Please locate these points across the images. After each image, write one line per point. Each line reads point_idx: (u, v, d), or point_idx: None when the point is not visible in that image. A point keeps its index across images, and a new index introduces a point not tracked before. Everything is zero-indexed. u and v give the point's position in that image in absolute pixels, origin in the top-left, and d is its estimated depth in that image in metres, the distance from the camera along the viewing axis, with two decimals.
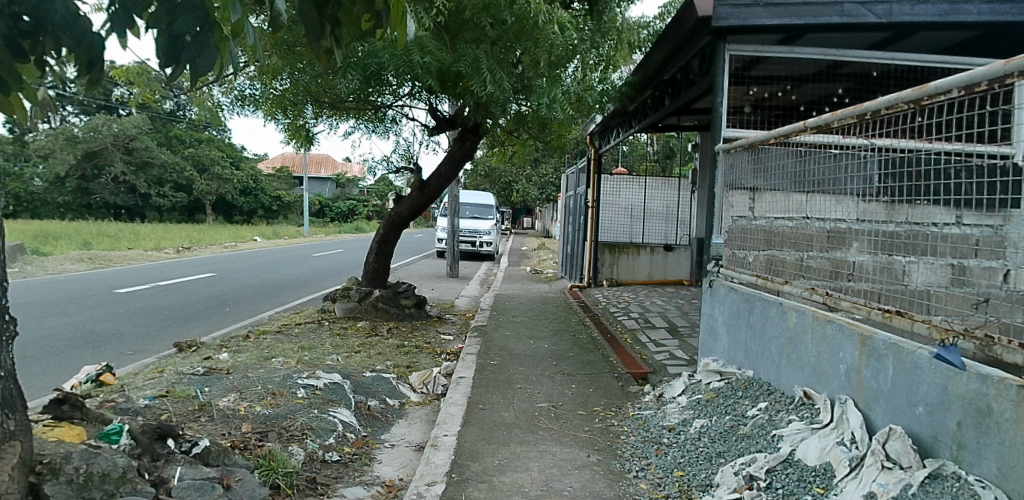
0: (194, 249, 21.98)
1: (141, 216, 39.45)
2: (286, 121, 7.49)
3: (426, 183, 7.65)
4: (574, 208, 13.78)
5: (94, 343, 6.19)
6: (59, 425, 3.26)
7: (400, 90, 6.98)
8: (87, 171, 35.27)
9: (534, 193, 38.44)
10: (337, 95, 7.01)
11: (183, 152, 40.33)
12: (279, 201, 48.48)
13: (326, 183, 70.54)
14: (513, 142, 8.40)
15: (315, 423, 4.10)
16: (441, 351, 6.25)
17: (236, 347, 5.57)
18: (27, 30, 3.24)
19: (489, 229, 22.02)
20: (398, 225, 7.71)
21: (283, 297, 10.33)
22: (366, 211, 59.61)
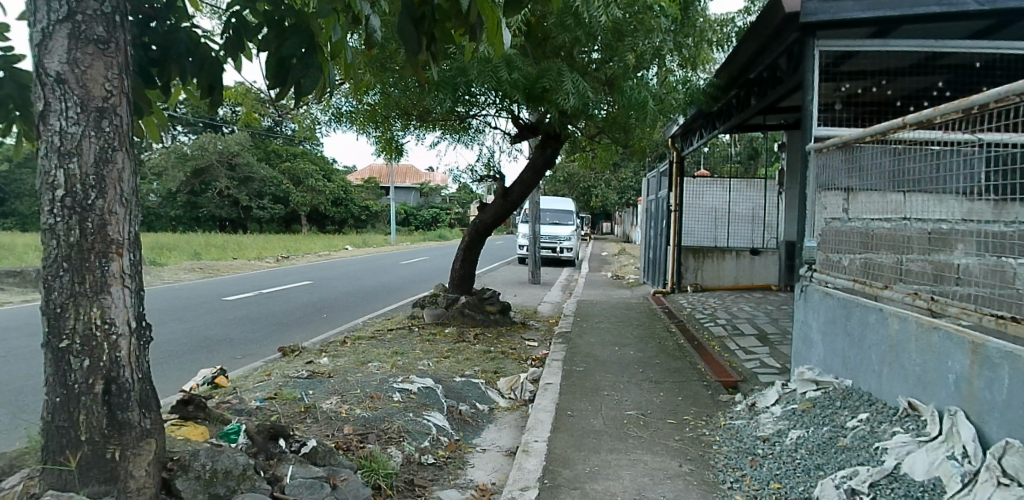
0: (292, 258, 23.23)
1: (239, 227, 42.11)
2: (377, 134, 7.80)
3: (509, 190, 7.77)
4: (655, 212, 13.58)
5: (210, 347, 6.66)
6: (186, 424, 3.55)
7: (484, 100, 7.12)
8: (195, 186, 38.02)
9: (613, 197, 38.16)
10: (425, 107, 7.20)
11: (279, 167, 42.84)
12: (368, 211, 50.24)
13: (409, 193, 72.99)
14: (595, 147, 8.40)
15: (411, 426, 4.21)
16: (527, 357, 6.29)
17: (335, 352, 5.81)
18: (155, 57, 3.54)
19: (570, 235, 22.03)
20: (481, 233, 7.85)
21: (376, 303, 10.72)
22: (448, 219, 61.00)
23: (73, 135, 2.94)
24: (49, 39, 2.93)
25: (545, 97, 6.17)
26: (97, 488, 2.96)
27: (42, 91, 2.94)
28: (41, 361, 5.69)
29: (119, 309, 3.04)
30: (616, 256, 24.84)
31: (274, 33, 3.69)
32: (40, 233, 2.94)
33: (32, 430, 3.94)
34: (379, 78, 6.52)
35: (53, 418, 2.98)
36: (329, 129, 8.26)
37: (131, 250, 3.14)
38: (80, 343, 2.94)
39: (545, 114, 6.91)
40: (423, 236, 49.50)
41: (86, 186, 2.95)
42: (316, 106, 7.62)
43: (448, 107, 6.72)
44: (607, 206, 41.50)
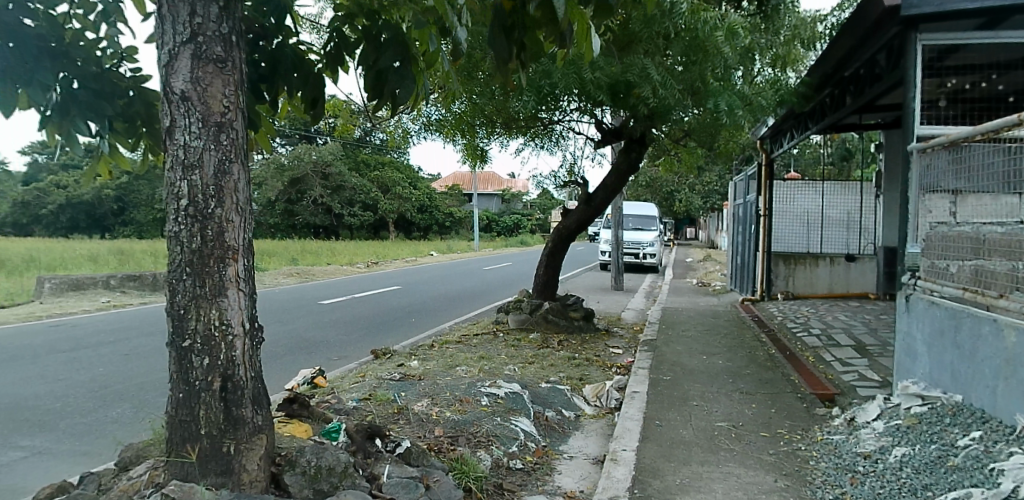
0: (382, 263, 24.12)
1: (329, 234, 44.06)
2: (463, 142, 7.92)
3: (592, 196, 7.76)
4: (743, 217, 13.15)
5: (309, 348, 6.97)
6: (291, 421, 3.72)
7: (568, 105, 7.14)
8: (293, 195, 40.16)
9: (697, 202, 37.21)
10: (509, 114, 7.27)
11: (368, 175, 44.45)
12: (452, 218, 51.21)
13: (490, 200, 74.08)
14: (680, 150, 8.23)
15: (499, 431, 4.24)
16: (612, 364, 6.22)
17: (424, 355, 5.95)
18: (264, 73, 3.72)
19: (653, 241, 21.71)
20: (565, 238, 7.87)
21: (460, 308, 10.91)
22: (529, 225, 61.40)
23: (195, 149, 3.14)
24: (174, 60, 3.15)
25: (630, 94, 6.15)
26: (214, 480, 3.13)
27: (169, 108, 3.16)
28: (160, 358, 6.12)
29: (235, 311, 3.20)
30: (701, 263, 24.14)
31: (371, 48, 3.82)
32: (166, 241, 3.17)
33: (156, 422, 4.24)
34: (466, 87, 6.63)
35: (177, 412, 3.18)
36: (419, 138, 8.46)
37: (245, 257, 3.31)
38: (200, 342, 3.13)
39: (629, 117, 6.89)
40: (503, 241, 49.98)
41: (206, 196, 3.14)
42: (408, 116, 7.81)
43: (532, 111, 6.79)
44: (691, 211, 40.44)
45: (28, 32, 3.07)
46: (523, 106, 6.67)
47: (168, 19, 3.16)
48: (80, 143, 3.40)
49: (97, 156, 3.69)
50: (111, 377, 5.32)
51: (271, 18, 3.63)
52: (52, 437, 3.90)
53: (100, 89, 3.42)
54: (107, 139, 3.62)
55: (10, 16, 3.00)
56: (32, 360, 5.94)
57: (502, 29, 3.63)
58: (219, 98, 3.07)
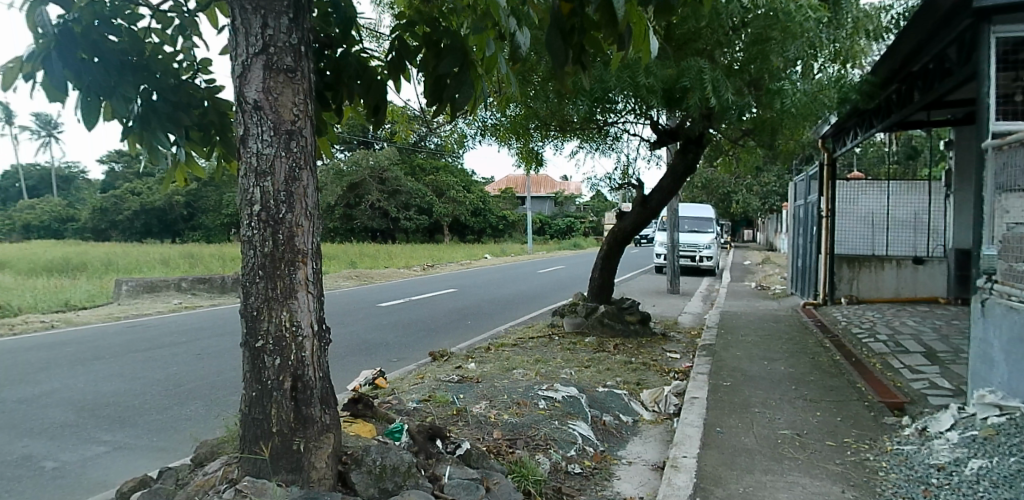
0: (436, 266, 24.49)
1: (386, 238, 44.83)
2: (518, 145, 7.96)
3: (648, 199, 7.66)
4: (804, 219, 12.78)
5: (369, 350, 7.12)
6: (356, 421, 3.81)
7: (622, 107, 7.09)
8: (351, 199, 41.15)
9: (755, 204, 36.29)
10: (565, 117, 7.27)
11: (425, 179, 45.51)
12: (505, 222, 51.60)
13: (542, 203, 74.16)
14: (737, 150, 8.05)
15: (557, 434, 4.23)
16: (669, 369, 6.13)
17: (481, 358, 6.00)
18: (330, 82, 3.83)
19: (710, 243, 21.37)
20: (620, 241, 7.82)
21: (516, 311, 10.95)
22: (583, 228, 61.10)
23: (267, 156, 3.24)
24: (247, 71, 3.25)
25: (685, 97, 6.07)
26: (285, 477, 3.22)
27: (242, 118, 3.28)
28: (230, 358, 6.36)
29: (304, 313, 3.29)
30: (760, 266, 23.48)
31: (431, 54, 3.91)
32: (239, 245, 3.29)
33: (229, 420, 4.40)
34: (522, 91, 6.66)
35: (250, 410, 3.29)
36: (473, 143, 8.55)
37: (314, 260, 3.39)
38: (272, 343, 3.23)
39: (686, 117, 6.81)
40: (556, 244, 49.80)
41: (277, 202, 3.24)
42: (464, 121, 7.90)
43: (586, 114, 6.77)
44: (748, 212, 39.37)
45: (113, 47, 3.23)
46: (578, 109, 6.68)
47: (241, 32, 3.28)
48: (160, 152, 3.55)
49: (175, 164, 3.83)
50: (185, 376, 5.55)
51: (337, 28, 3.75)
52: (133, 433, 4.09)
53: (177, 100, 3.57)
54: (184, 148, 3.77)
55: (96, 32, 3.18)
56: (113, 358, 6.26)
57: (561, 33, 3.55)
58: (286, 106, 3.16)
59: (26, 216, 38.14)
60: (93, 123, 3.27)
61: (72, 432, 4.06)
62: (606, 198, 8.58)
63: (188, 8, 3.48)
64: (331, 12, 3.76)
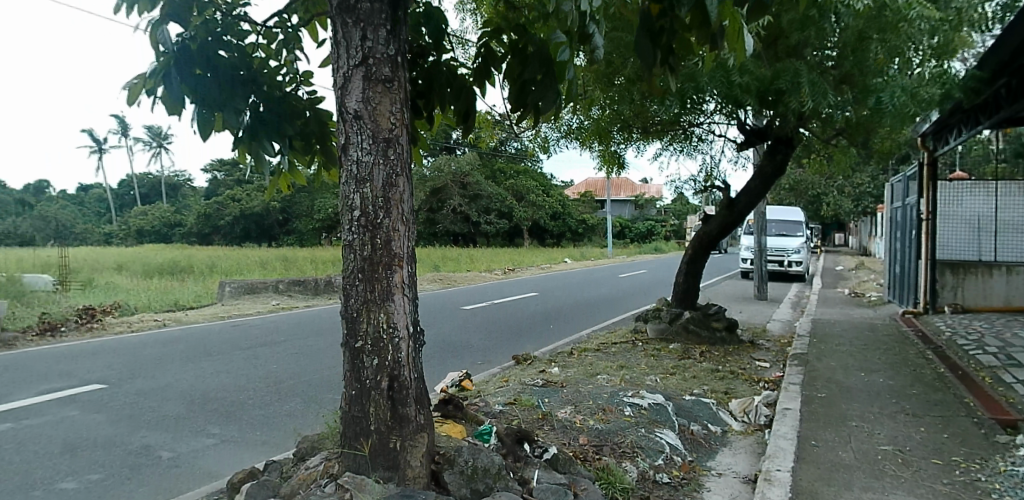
0: (516, 269, 24.82)
1: (467, 242, 45.48)
2: (600, 148, 7.91)
3: (735, 202, 7.55)
4: (901, 222, 12.07)
5: (456, 351, 7.27)
6: (447, 422, 3.88)
7: (709, 107, 6.97)
8: (434, 204, 42.27)
9: (847, 206, 34.68)
10: (649, 119, 7.16)
11: (504, 183, 46.23)
12: (585, 225, 51.58)
13: (622, 207, 73.67)
14: (829, 150, 7.71)
15: (644, 442, 4.16)
16: (759, 378, 5.92)
17: (565, 362, 6.00)
18: (422, 90, 3.93)
19: (799, 247, 20.61)
20: (706, 245, 7.72)
21: (597, 315, 10.88)
22: (664, 231, 60.08)
23: (367, 164, 3.34)
24: (348, 82, 3.37)
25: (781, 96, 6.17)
26: (382, 473, 3.30)
27: (344, 127, 3.40)
28: (324, 358, 6.63)
29: (400, 315, 3.37)
30: (852, 273, 22.32)
31: (517, 61, 3.82)
32: (341, 249, 3.41)
33: (327, 418, 4.57)
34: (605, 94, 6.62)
35: (350, 408, 3.41)
36: (555, 146, 8.56)
37: (409, 264, 3.47)
38: (370, 343, 3.32)
39: (774, 118, 6.76)
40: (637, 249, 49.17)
41: (376, 207, 3.33)
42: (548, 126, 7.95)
43: (672, 115, 6.68)
44: (838, 213, 37.54)
45: (224, 62, 3.40)
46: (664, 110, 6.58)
47: (342, 45, 3.40)
48: (266, 161, 3.72)
49: (278, 172, 4.03)
50: (285, 374, 5.83)
51: (429, 38, 3.84)
52: (239, 427, 4.32)
53: (281, 111, 3.74)
54: (288, 157, 3.93)
55: (209, 49, 3.37)
56: (219, 355, 6.66)
57: (648, 34, 3.45)
58: (385, 114, 3.26)
59: (142, 221, 41.53)
60: (206, 134, 3.44)
61: (186, 424, 4.33)
62: (688, 200, 8.38)
63: (292, 23, 3.62)
64: (423, 22, 3.85)
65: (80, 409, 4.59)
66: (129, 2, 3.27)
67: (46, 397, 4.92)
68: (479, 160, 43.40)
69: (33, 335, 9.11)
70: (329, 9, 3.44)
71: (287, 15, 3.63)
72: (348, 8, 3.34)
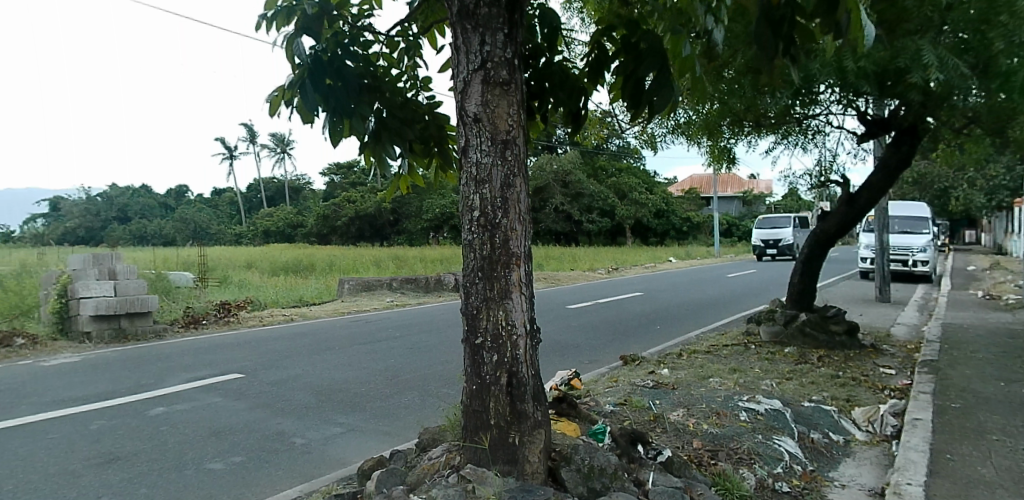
0: (620, 269, 24.64)
1: (569, 241, 45.79)
2: (708, 144, 7.71)
3: (856, 196, 7.37)
4: None
5: (566, 350, 7.34)
6: (561, 419, 3.91)
7: (826, 98, 6.71)
8: (537, 203, 42.76)
9: (984, 200, 31.75)
10: (759, 113, 6.91)
11: (606, 182, 46.06)
12: (690, 223, 50.22)
13: (727, 204, 71.26)
14: (961, 140, 7.11)
15: (761, 449, 3.99)
16: (884, 386, 5.56)
17: (675, 364, 5.93)
18: (535, 91, 3.97)
19: (926, 245, 19.32)
20: (823, 243, 7.66)
21: (703, 316, 10.64)
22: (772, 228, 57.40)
23: (486, 166, 3.41)
24: (467, 86, 3.46)
25: (901, 79, 5.82)
26: (503, 467, 3.36)
27: (464, 130, 3.50)
28: (438, 354, 6.85)
29: (519, 313, 3.42)
30: (988, 273, 20.66)
31: (629, 58, 3.72)
32: (461, 249, 3.51)
33: (445, 412, 4.74)
34: (714, 88, 6.45)
35: (471, 402, 3.51)
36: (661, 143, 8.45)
37: (527, 263, 3.52)
38: (490, 340, 3.40)
39: (902, 105, 6.42)
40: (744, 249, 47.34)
41: (494, 207, 3.40)
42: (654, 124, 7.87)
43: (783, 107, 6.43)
44: (975, 208, 34.42)
45: (352, 71, 3.57)
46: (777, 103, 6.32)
47: (463, 51, 3.50)
48: (389, 163, 3.92)
49: (398, 175, 4.21)
50: (405, 368, 6.09)
51: (543, 39, 3.85)
52: (363, 417, 4.55)
53: (404, 116, 3.93)
54: (408, 161, 4.12)
55: (339, 60, 3.53)
56: (342, 349, 7.06)
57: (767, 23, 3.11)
58: (503, 115, 3.33)
59: (267, 223, 44.97)
60: (337, 140, 3.62)
61: (314, 413, 4.62)
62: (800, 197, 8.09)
63: (412, 31, 3.83)
64: (537, 23, 3.88)
65: (222, 396, 5.00)
66: (267, 20, 3.50)
67: (192, 384, 5.40)
68: (580, 159, 43.61)
69: (180, 326, 10.03)
70: (449, 17, 3.55)
71: (409, 24, 3.86)
72: (468, 13, 3.43)
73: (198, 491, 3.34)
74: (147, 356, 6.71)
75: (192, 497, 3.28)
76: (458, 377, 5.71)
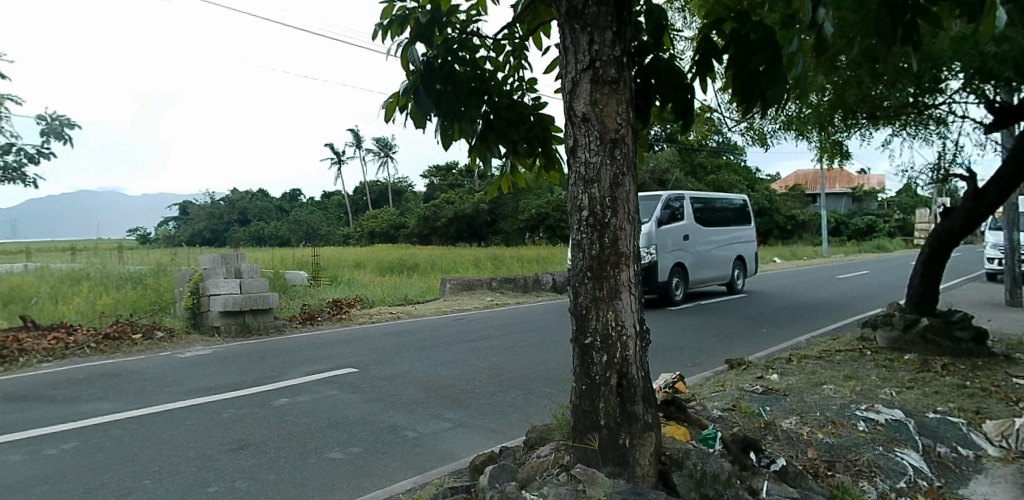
0: None
1: None
2: (819, 138, 7.36)
3: (983, 191, 6.83)
4: None
5: (669, 352, 7.24)
6: (669, 423, 3.88)
7: (952, 84, 6.22)
8: None
9: None
10: (875, 103, 6.52)
11: (706, 180, 44.88)
12: (795, 221, 48.22)
13: (838, 201, 67.93)
14: None
15: (883, 462, 3.76)
16: (1020, 398, 5.11)
17: (784, 369, 5.74)
18: (642, 88, 3.94)
19: None
20: (945, 243, 7.19)
21: (811, 319, 10.15)
22: (887, 227, 53.83)
23: (595, 165, 3.41)
24: (576, 86, 3.47)
25: None
26: (613, 468, 3.35)
27: (572, 130, 3.52)
28: (541, 353, 6.91)
29: (628, 314, 3.39)
30: None
31: (739, 51, 3.58)
32: (570, 247, 3.54)
33: (549, 410, 4.78)
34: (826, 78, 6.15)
35: (581, 402, 3.54)
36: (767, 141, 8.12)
37: (636, 263, 3.47)
38: (600, 340, 3.40)
39: None
40: (854, 247, 44.51)
41: (603, 207, 3.39)
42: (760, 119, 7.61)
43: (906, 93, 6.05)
44: None
45: (460, 75, 3.67)
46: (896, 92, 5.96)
47: (571, 50, 3.52)
48: (494, 164, 4.01)
49: (502, 175, 4.29)
50: (509, 366, 6.19)
51: (648, 37, 3.83)
52: (470, 415, 4.66)
53: (510, 117, 4.01)
54: (512, 162, 4.19)
55: (448, 65, 3.63)
56: (448, 347, 7.27)
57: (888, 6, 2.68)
58: (611, 113, 3.30)
59: (372, 224, 47.19)
60: (448, 143, 3.74)
61: (424, 407, 4.80)
62: (917, 193, 7.60)
63: (518, 34, 3.93)
64: (644, 21, 3.84)
65: (338, 389, 5.27)
66: (383, 29, 3.69)
67: (311, 376, 5.74)
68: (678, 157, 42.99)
69: (297, 322, 10.63)
70: (557, 17, 3.57)
71: (514, 28, 3.97)
72: (577, 13, 3.44)
73: (320, 479, 3.55)
74: (269, 350, 7.19)
75: (315, 484, 3.49)
76: (562, 377, 5.73)
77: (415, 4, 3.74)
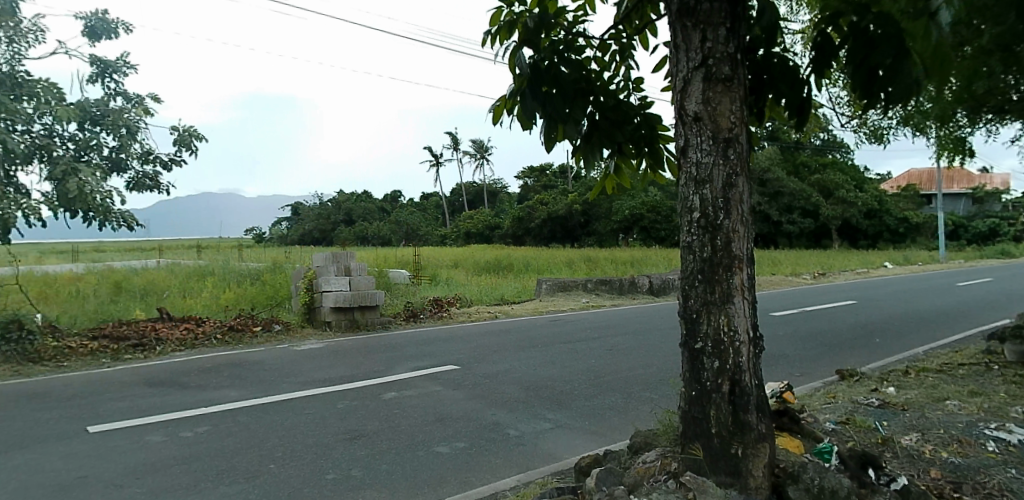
0: (831, 274, 22.78)
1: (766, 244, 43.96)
2: (939, 134, 6.97)
3: None
4: None
5: (776, 360, 7.03)
6: (782, 435, 3.80)
7: None
8: None
9: None
10: (1005, 96, 6.06)
11: (809, 179, 42.84)
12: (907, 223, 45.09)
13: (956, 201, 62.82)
14: None
15: (1016, 486, 3.48)
16: None
17: (900, 382, 5.48)
18: (755, 84, 3.82)
19: None
20: None
21: (931, 330, 9.53)
22: (1014, 231, 49.27)
23: (707, 165, 3.34)
24: (688, 85, 3.40)
25: None
26: (724, 478, 3.29)
27: (682, 130, 3.46)
28: (641, 357, 6.87)
29: (741, 319, 3.31)
30: None
31: (859, 44, 3.17)
32: (679, 250, 3.49)
33: (654, 416, 4.75)
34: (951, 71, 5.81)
35: (691, 408, 3.50)
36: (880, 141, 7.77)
37: (749, 267, 3.37)
38: (711, 345, 3.34)
39: None
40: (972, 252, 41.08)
41: (716, 208, 3.31)
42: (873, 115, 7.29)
43: None
44: None
45: (568, 76, 3.66)
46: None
47: (681, 48, 3.46)
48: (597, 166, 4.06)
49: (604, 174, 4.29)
50: (609, 369, 6.18)
51: (762, 32, 3.69)
52: (571, 417, 4.70)
53: (614, 117, 4.03)
54: (615, 162, 4.20)
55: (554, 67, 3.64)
56: (547, 348, 7.34)
57: None
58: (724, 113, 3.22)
59: (465, 224, 48.31)
60: (552, 145, 3.80)
61: (525, 407, 4.89)
62: None
63: (625, 35, 3.92)
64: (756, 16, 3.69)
65: (442, 385, 5.44)
66: (491, 34, 3.73)
67: (416, 372, 5.96)
68: (778, 155, 41.35)
69: (400, 319, 11.05)
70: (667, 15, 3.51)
71: (620, 27, 3.95)
72: (689, 10, 3.37)
73: (426, 472, 3.68)
74: (375, 345, 7.54)
75: (422, 477, 3.62)
76: (665, 383, 5.68)
77: (523, 7, 3.77)
